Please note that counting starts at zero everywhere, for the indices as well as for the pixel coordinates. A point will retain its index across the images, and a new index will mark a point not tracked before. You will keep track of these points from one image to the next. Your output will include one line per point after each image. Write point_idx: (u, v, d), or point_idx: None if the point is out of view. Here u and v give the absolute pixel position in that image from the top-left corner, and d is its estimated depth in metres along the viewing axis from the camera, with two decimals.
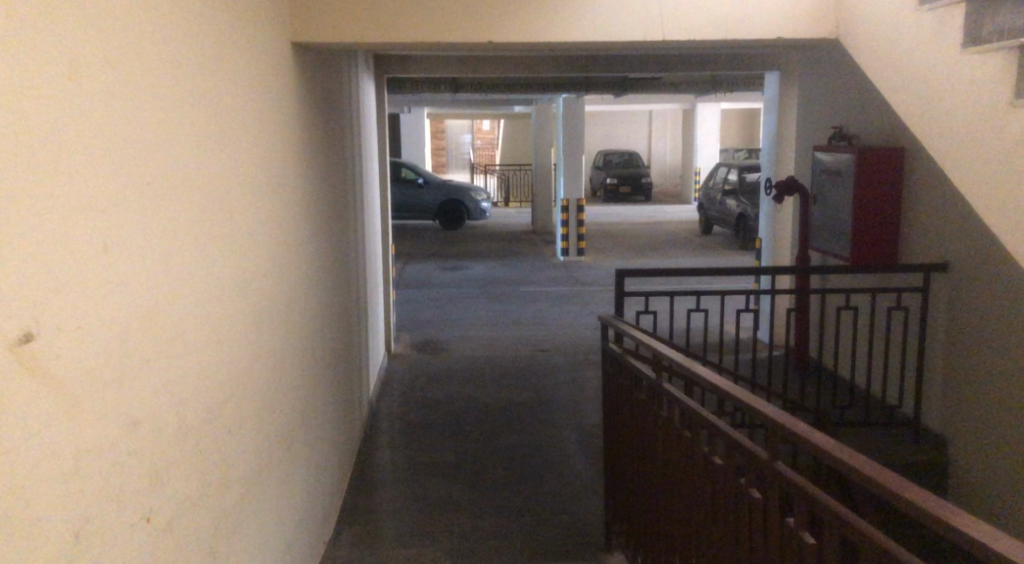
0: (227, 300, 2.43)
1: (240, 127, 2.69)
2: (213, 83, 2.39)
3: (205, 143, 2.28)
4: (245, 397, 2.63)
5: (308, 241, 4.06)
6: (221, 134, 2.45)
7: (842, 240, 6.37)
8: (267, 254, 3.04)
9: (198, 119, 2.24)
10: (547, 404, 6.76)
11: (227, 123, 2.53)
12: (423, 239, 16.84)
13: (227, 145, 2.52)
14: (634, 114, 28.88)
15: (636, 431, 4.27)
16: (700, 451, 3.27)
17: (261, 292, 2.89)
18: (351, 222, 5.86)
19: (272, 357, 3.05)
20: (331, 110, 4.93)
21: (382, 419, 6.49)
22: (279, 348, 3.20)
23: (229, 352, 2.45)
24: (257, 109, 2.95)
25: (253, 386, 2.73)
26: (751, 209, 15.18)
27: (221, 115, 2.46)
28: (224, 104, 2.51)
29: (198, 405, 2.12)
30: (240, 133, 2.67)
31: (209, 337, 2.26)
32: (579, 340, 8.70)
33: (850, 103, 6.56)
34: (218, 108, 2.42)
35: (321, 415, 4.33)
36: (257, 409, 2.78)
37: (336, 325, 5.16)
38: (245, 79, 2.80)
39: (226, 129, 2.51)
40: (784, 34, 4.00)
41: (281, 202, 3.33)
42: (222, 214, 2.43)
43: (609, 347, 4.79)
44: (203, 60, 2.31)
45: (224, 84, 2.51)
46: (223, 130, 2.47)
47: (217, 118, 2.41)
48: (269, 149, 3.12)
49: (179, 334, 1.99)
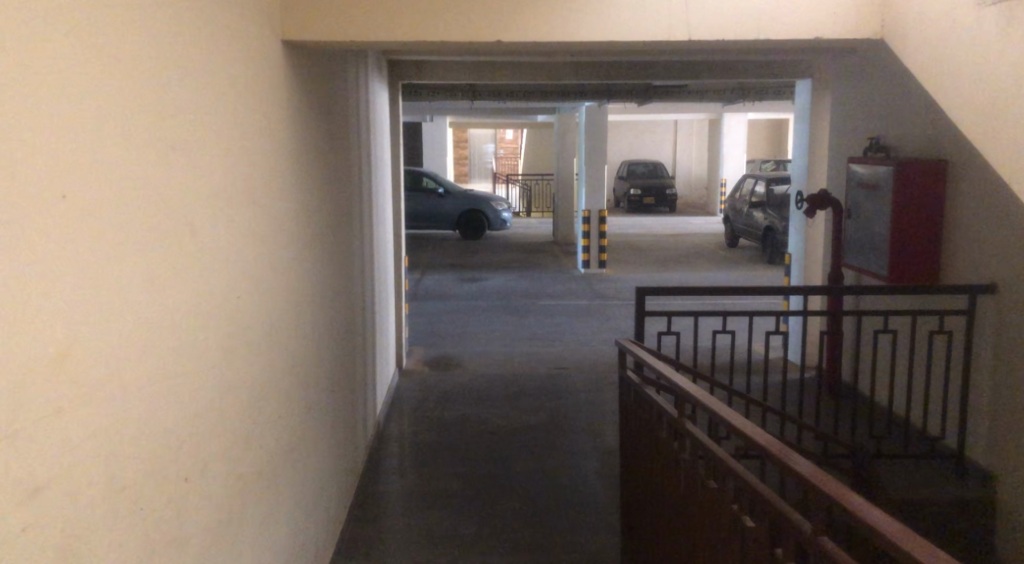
0: (191, 328, 2.18)
1: (213, 136, 2.43)
2: (178, 90, 2.15)
3: (160, 152, 2.01)
4: (212, 437, 2.35)
5: (304, 258, 3.80)
6: (188, 146, 2.21)
7: (879, 258, 5.98)
8: (248, 275, 2.78)
9: (156, 129, 1.99)
10: (563, 427, 6.43)
11: (196, 133, 2.28)
12: (443, 250, 16.57)
13: (196, 157, 2.27)
14: (659, 124, 28.52)
15: (658, 471, 3.93)
16: (728, 505, 2.94)
17: (237, 319, 2.63)
18: (356, 234, 5.56)
19: (251, 388, 2.79)
20: (333, 116, 4.64)
21: (390, 440, 6.21)
22: (261, 377, 2.93)
23: (191, 388, 2.18)
24: (237, 117, 2.69)
25: (222, 423, 2.46)
26: (780, 222, 14.76)
27: (188, 124, 2.21)
28: (193, 114, 2.26)
29: (142, 453, 1.86)
30: (213, 144, 2.42)
31: (163, 374, 1.99)
32: (599, 358, 8.35)
33: (889, 112, 6.21)
34: (183, 115, 2.18)
35: (315, 442, 4.04)
36: (228, 449, 2.50)
37: (337, 345, 4.88)
38: (222, 84, 2.55)
39: (195, 140, 2.26)
40: (822, 39, 3.67)
41: (267, 217, 3.08)
42: (184, 233, 2.16)
43: (629, 376, 4.46)
44: (164, 65, 2.06)
45: (193, 90, 2.27)
46: (190, 140, 2.23)
47: (182, 129, 2.17)
48: (252, 161, 2.87)
49: (117, 370, 1.73)
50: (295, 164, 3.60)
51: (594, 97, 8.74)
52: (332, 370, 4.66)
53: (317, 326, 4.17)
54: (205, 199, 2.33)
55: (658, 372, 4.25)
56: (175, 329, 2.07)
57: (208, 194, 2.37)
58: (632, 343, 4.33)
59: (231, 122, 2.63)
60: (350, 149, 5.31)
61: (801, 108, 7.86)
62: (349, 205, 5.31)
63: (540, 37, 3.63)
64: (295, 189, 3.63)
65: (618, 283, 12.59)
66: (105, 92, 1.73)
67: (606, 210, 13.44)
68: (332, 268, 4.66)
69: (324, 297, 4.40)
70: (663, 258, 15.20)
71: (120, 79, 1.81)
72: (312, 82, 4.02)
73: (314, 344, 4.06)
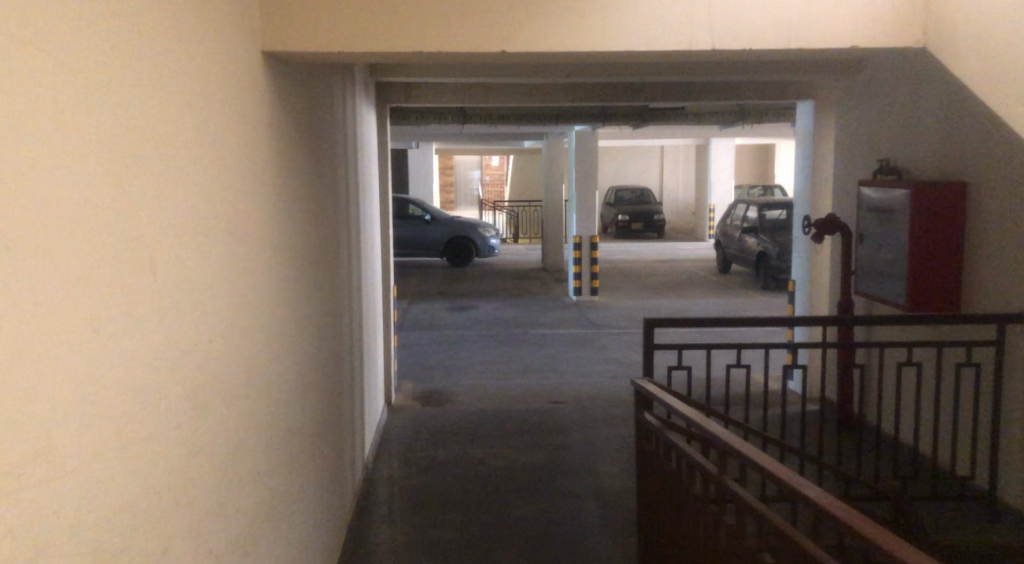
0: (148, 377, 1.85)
1: (177, 157, 2.10)
2: (133, 100, 1.82)
3: (111, 168, 1.69)
4: (175, 500, 2.01)
5: (285, 294, 3.45)
6: (145, 167, 1.88)
7: (894, 284, 5.70)
8: (218, 317, 2.43)
9: (103, 145, 1.66)
10: (563, 466, 6.07)
11: (155, 151, 1.94)
12: (430, 279, 16.20)
13: (155, 179, 1.94)
14: (645, 149, 28.42)
15: (700, 532, 3.63)
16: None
17: (206, 363, 2.29)
18: (342, 263, 5.19)
19: (221, 446, 2.43)
20: (317, 136, 4.30)
21: (378, 485, 5.83)
22: (234, 432, 2.58)
23: (151, 447, 1.85)
24: (208, 135, 2.37)
25: (189, 482, 2.12)
26: (773, 247, 14.52)
27: (145, 140, 1.89)
28: (153, 130, 1.93)
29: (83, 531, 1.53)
30: (177, 167, 2.09)
31: (113, 431, 1.66)
32: (596, 391, 7.99)
33: (900, 132, 5.96)
34: (140, 129, 1.85)
35: (297, 494, 3.66)
36: (195, 514, 2.16)
37: (322, 386, 4.52)
38: (191, 98, 2.22)
39: (154, 160, 1.93)
40: (856, 49, 3.39)
41: (243, 251, 2.73)
42: (141, 261, 1.83)
43: (656, 424, 4.18)
44: (116, 69, 1.74)
45: (152, 102, 1.94)
46: (147, 160, 1.89)
47: (137, 147, 1.83)
48: (226, 187, 2.54)
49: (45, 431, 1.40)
50: (276, 191, 3.27)
51: (589, 120, 8.46)
52: (316, 414, 4.30)
53: (300, 366, 3.82)
54: (165, 229, 1.99)
55: (687, 419, 3.96)
56: (125, 385, 1.71)
57: (170, 223, 2.02)
58: (653, 383, 4.04)
59: (201, 140, 2.29)
60: (337, 174, 4.99)
61: (802, 131, 7.63)
62: (336, 233, 4.96)
63: (547, 50, 3.32)
64: (276, 218, 3.29)
65: (612, 311, 12.26)
66: (33, 97, 1.40)
67: (598, 236, 13.15)
68: (316, 303, 4.31)
69: (307, 332, 4.06)
70: (655, 285, 14.90)
71: (54, 85, 1.47)
72: (294, 102, 3.70)
73: (297, 387, 3.70)
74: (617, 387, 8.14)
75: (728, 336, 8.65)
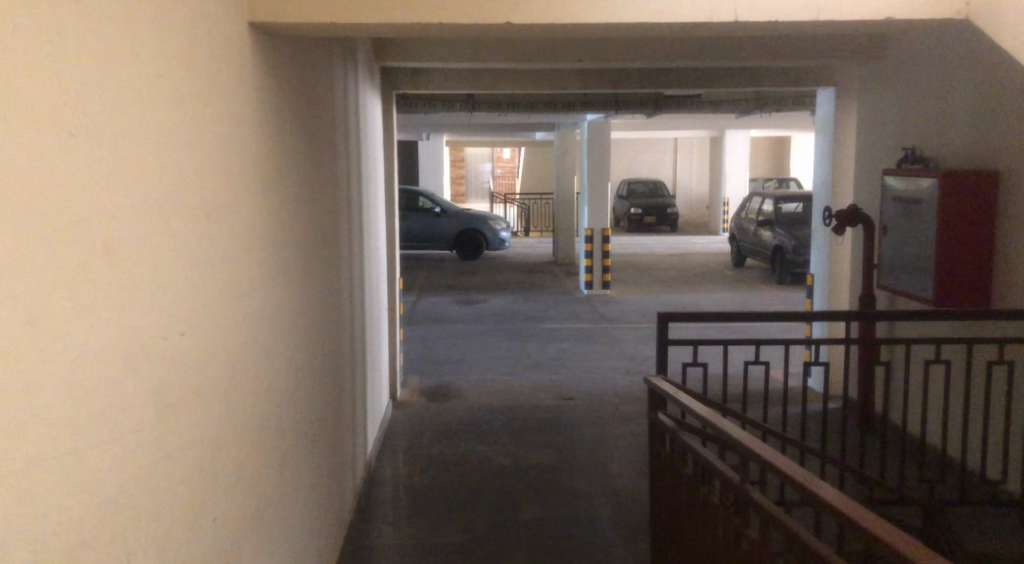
0: (105, 372, 1.67)
1: (147, 132, 1.91)
2: (89, 64, 1.62)
3: (60, 139, 1.50)
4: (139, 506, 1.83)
5: (275, 283, 3.25)
6: (104, 136, 1.68)
7: (920, 278, 5.44)
8: (193, 306, 2.22)
9: (50, 113, 1.47)
10: (572, 465, 5.87)
11: (117, 118, 1.75)
12: (440, 271, 15.99)
13: (117, 153, 1.73)
14: (659, 142, 28.10)
15: (715, 541, 3.41)
16: None
17: (179, 358, 2.10)
18: (343, 253, 4.98)
19: (194, 448, 2.22)
20: (313, 118, 4.09)
21: (381, 484, 5.64)
22: (211, 432, 2.37)
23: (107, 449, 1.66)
24: (183, 107, 2.15)
25: (156, 487, 1.93)
26: (790, 241, 14.22)
27: (107, 110, 1.70)
28: (114, 94, 1.74)
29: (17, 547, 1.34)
30: (145, 137, 1.88)
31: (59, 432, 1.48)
32: (607, 387, 7.76)
33: (927, 118, 5.71)
34: (96, 95, 1.64)
35: (289, 496, 3.46)
36: (163, 521, 1.97)
37: (320, 382, 4.32)
38: (161, 62, 2.01)
39: (115, 128, 1.73)
40: (890, 21, 3.14)
41: (225, 235, 2.52)
42: (98, 245, 1.64)
43: (669, 425, 3.97)
44: (67, 28, 1.54)
45: (113, 64, 1.73)
46: (106, 128, 1.69)
47: (95, 118, 1.64)
48: (205, 165, 2.33)
49: None
50: (265, 173, 3.06)
51: (602, 108, 8.21)
52: (312, 412, 4.10)
53: (293, 361, 3.61)
54: (126, 205, 1.78)
55: (702, 420, 3.74)
56: (65, 385, 1.50)
57: (135, 201, 1.82)
58: (666, 381, 3.81)
59: (175, 112, 2.09)
60: (337, 160, 4.78)
61: (823, 119, 7.38)
62: (336, 222, 4.75)
63: (555, 20, 3.09)
64: (266, 202, 3.08)
65: (624, 305, 12.02)
66: None
67: (610, 228, 12.82)
68: (312, 294, 4.10)
69: (302, 325, 3.86)
70: (668, 279, 14.65)
71: None
72: (287, 80, 3.49)
73: (289, 382, 3.50)
74: (629, 383, 7.91)
75: (745, 331, 8.40)
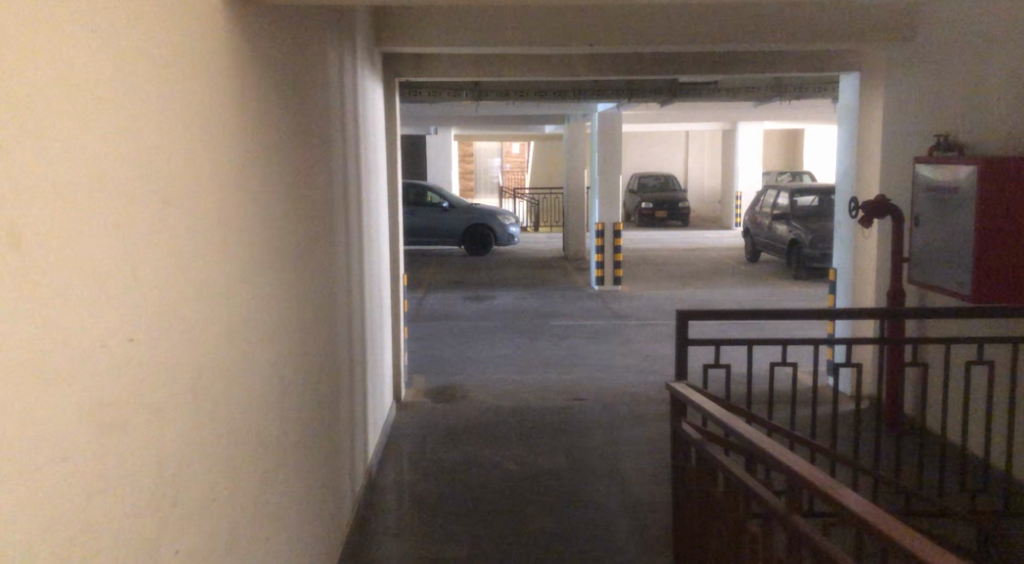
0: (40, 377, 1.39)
1: (102, 102, 1.64)
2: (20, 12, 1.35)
3: None
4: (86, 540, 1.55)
5: (259, 280, 2.95)
6: (41, 103, 1.40)
7: (955, 272, 5.12)
8: (156, 306, 1.92)
9: None
10: (585, 471, 5.57)
11: (61, 83, 1.47)
12: (448, 267, 15.70)
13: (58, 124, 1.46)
14: (669, 136, 27.71)
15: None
16: None
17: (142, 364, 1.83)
18: (341, 247, 4.68)
19: (159, 470, 1.93)
20: (303, 101, 3.80)
21: (384, 490, 5.35)
22: (181, 449, 2.09)
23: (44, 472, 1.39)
24: (144, 75, 1.86)
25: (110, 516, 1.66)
26: (806, 235, 13.83)
27: (44, 70, 1.42)
28: (56, 53, 1.46)
29: None
30: (93, 111, 1.59)
31: None
32: (620, 388, 7.44)
33: (961, 102, 5.37)
34: (22, 50, 1.35)
35: (278, 513, 3.17)
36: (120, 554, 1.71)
37: (315, 386, 4.02)
38: (120, 24, 1.73)
39: (57, 94, 1.46)
40: None
41: (197, 225, 2.22)
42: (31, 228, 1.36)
43: (693, 436, 3.67)
44: None
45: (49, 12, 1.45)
46: (37, 93, 1.39)
47: (29, 79, 1.37)
48: (171, 144, 2.03)
49: None
50: (246, 158, 2.76)
51: (615, 96, 7.88)
52: (305, 419, 3.80)
53: (282, 365, 3.31)
54: (66, 191, 1.48)
55: (728, 431, 3.43)
56: None
57: (75, 181, 1.52)
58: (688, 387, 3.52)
59: (133, 80, 1.79)
60: (332, 150, 4.48)
61: (845, 107, 7.05)
62: (331, 215, 4.45)
63: None
64: (248, 190, 2.78)
65: (636, 302, 11.68)
66: None
67: (621, 223, 12.55)
68: (304, 292, 3.81)
69: (293, 325, 3.56)
70: (681, 275, 14.31)
71: None
72: (272, 58, 3.20)
73: (276, 388, 3.20)
74: (643, 383, 7.58)
75: (763, 330, 8.07)
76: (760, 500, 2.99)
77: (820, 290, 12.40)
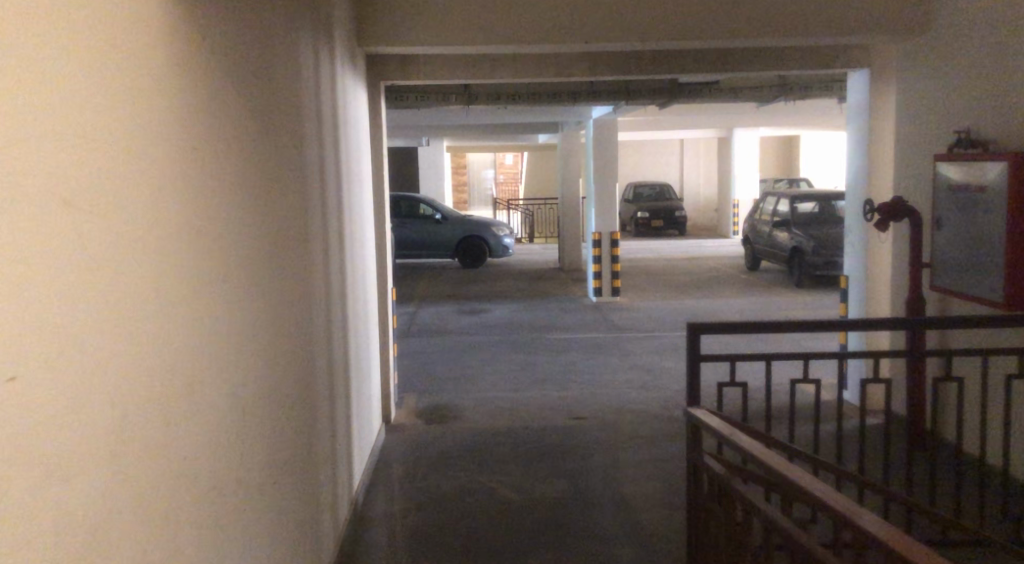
0: None
1: None
2: None
3: None
4: None
5: (215, 299, 2.58)
6: None
7: (985, 279, 4.77)
8: (59, 333, 1.54)
9: None
10: (586, 498, 5.17)
11: None
12: (441, 280, 15.31)
13: None
14: (665, 143, 27.38)
15: None
16: None
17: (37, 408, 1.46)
18: (319, 262, 4.29)
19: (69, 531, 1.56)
20: (268, 100, 3.41)
21: (370, 523, 4.95)
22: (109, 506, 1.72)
23: None
24: (31, 51, 1.49)
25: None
26: (808, 242, 13.46)
27: None
28: None
29: None
30: None
31: None
32: (623, 406, 7.03)
33: (981, 96, 5.03)
34: None
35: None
36: None
37: (287, 414, 3.64)
38: None
39: None
40: None
41: (126, 233, 1.86)
42: None
43: (707, 467, 3.29)
44: None
45: None
46: None
47: None
48: (81, 138, 1.66)
49: None
50: (196, 158, 2.39)
51: (610, 98, 7.52)
52: (275, 452, 3.42)
53: (241, 395, 2.93)
54: None
55: (746, 461, 3.06)
56: None
57: None
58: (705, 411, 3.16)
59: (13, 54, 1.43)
60: (308, 156, 4.11)
61: (854, 106, 6.70)
62: (308, 227, 4.08)
63: None
64: (200, 196, 2.42)
65: (634, 313, 11.30)
66: None
67: (618, 231, 12.19)
68: (273, 311, 3.43)
69: (258, 349, 3.19)
70: (681, 285, 13.93)
71: None
72: (228, 47, 2.82)
73: (236, 422, 2.82)
74: (646, 401, 7.18)
75: (775, 345, 7.67)
76: (777, 529, 2.59)
77: (824, 299, 12.04)
